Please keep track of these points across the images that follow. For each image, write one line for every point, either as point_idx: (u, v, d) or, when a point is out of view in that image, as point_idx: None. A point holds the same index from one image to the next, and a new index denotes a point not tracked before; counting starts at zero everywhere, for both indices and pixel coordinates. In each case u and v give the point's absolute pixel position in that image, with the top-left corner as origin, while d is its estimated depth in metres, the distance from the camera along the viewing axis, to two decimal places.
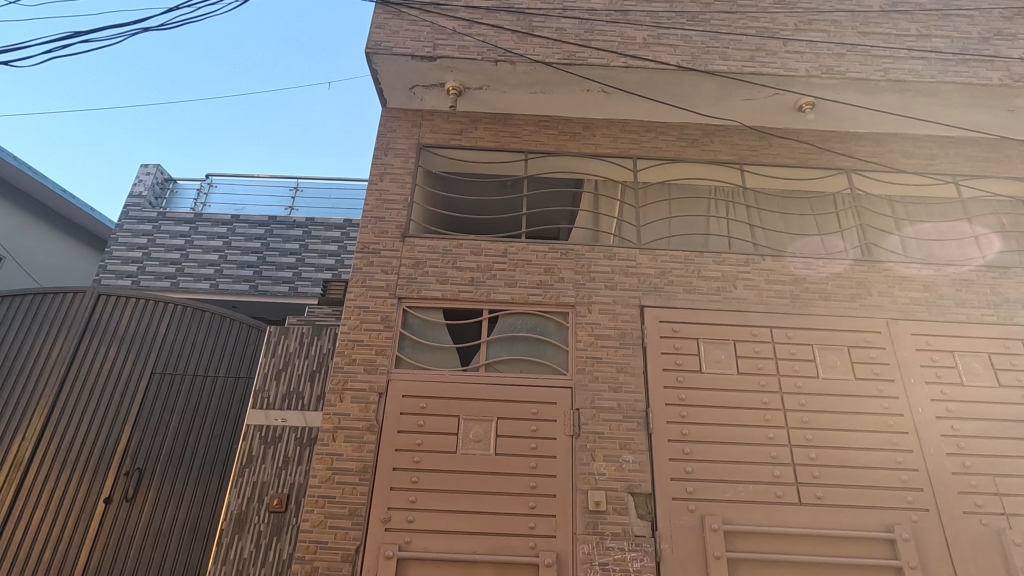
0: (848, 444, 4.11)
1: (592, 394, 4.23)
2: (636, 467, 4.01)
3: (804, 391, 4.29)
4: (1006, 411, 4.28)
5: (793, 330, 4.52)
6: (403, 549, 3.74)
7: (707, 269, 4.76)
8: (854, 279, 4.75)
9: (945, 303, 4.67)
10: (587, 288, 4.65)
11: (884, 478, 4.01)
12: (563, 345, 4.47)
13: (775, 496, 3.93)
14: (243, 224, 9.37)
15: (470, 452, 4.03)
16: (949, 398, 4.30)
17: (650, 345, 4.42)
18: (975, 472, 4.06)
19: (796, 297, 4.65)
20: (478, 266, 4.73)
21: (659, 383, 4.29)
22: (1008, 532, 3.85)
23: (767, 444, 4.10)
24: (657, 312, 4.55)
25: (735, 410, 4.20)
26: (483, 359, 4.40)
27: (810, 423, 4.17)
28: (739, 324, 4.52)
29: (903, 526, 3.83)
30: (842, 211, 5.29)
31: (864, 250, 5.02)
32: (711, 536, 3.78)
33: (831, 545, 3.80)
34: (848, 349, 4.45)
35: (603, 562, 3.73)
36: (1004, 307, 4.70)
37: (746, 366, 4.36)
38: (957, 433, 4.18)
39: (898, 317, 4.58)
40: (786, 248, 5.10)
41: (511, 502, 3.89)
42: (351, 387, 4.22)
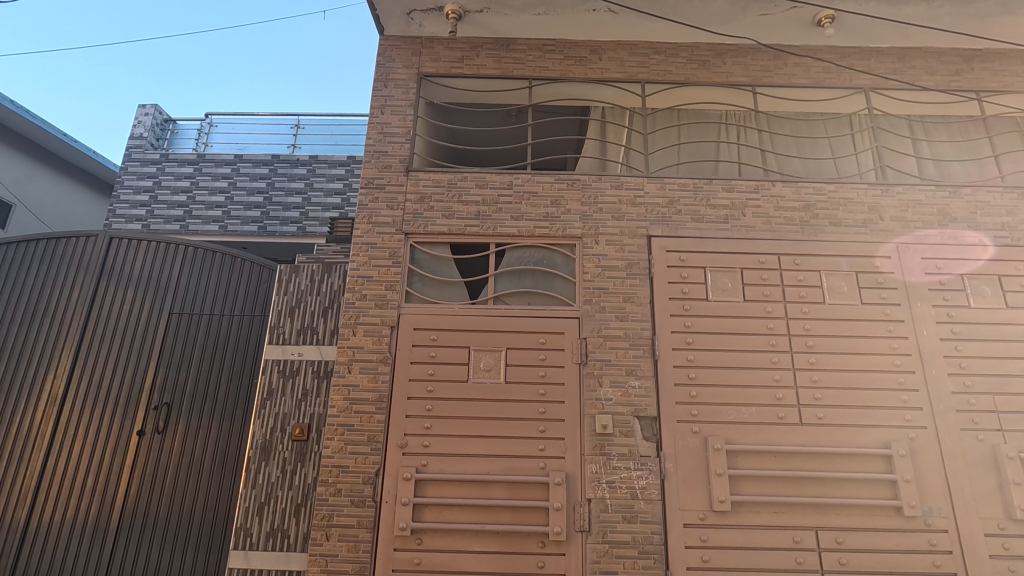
0: (851, 366, 4.19)
1: (599, 324, 4.30)
2: (642, 391, 4.13)
3: (809, 316, 4.32)
4: (1011, 332, 4.30)
5: (801, 256, 4.49)
6: (420, 471, 3.96)
7: (717, 196, 4.69)
8: (865, 204, 4.66)
9: (957, 226, 4.60)
10: (594, 220, 4.61)
11: (884, 399, 4.10)
12: (571, 277, 4.49)
13: (777, 418, 4.06)
14: (246, 164, 9.28)
15: (481, 381, 4.17)
16: (955, 320, 4.32)
17: (658, 275, 4.43)
18: (976, 391, 4.14)
19: (806, 223, 4.60)
20: (484, 199, 4.69)
21: (664, 312, 4.33)
22: (1003, 447, 3.98)
23: (771, 368, 4.19)
24: (664, 242, 4.53)
25: (739, 336, 4.26)
26: (492, 293, 4.45)
27: (814, 346, 4.23)
28: (746, 252, 4.50)
29: (899, 443, 3.98)
30: (858, 132, 5.11)
31: (878, 172, 4.90)
32: (713, 455, 3.95)
33: (830, 461, 3.95)
34: (856, 275, 4.43)
35: (610, 480, 3.93)
36: (1018, 228, 4.61)
37: (752, 293, 4.38)
38: (960, 353, 4.23)
39: (908, 241, 4.53)
40: (798, 174, 4.98)
41: (522, 426, 4.05)
42: (364, 322, 4.32)
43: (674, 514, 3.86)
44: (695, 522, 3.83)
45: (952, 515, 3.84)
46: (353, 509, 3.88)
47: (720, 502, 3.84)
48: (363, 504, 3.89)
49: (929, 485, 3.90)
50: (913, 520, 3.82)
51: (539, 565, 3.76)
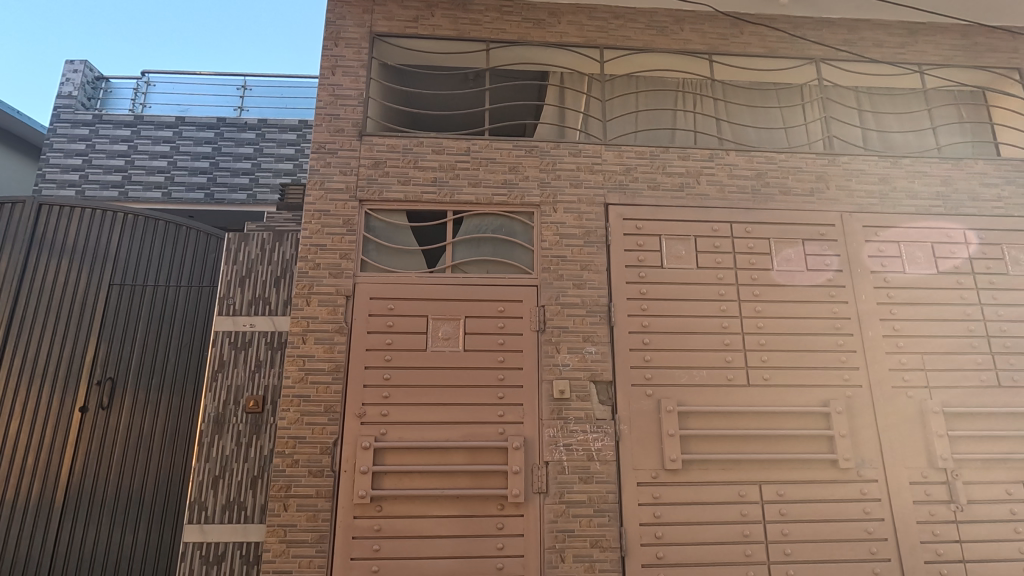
0: (795, 330, 4.37)
1: (557, 292, 4.33)
2: (599, 357, 4.22)
3: (758, 283, 4.47)
4: (941, 296, 4.57)
5: (752, 224, 4.61)
6: (379, 440, 3.95)
7: (672, 164, 4.73)
8: (813, 173, 4.81)
9: (897, 195, 4.81)
10: (552, 187, 4.59)
11: (825, 360, 4.32)
12: (529, 245, 4.49)
13: (726, 379, 4.22)
14: (189, 127, 8.76)
15: (439, 349, 4.16)
16: (891, 285, 4.55)
17: (614, 243, 4.48)
18: (907, 351, 4.41)
19: (757, 192, 4.71)
20: (440, 165, 4.59)
21: (620, 279, 4.40)
22: (929, 402, 4.27)
23: (721, 332, 4.33)
24: (621, 209, 4.57)
25: (692, 303, 4.38)
26: (449, 261, 4.41)
27: (762, 312, 4.40)
28: (700, 221, 4.59)
29: (837, 400, 4.22)
30: (809, 103, 5.23)
31: (826, 143, 5.04)
32: (666, 416, 4.09)
33: (775, 420, 4.16)
34: (803, 242, 4.60)
35: (567, 443, 4.03)
36: (951, 198, 4.85)
37: (705, 261, 4.49)
38: (895, 316, 4.47)
39: (852, 210, 4.72)
40: (751, 143, 5.07)
41: (481, 393, 4.09)
42: (318, 291, 4.21)
43: (629, 473, 4.00)
44: (647, 480, 3.99)
45: (882, 466, 4.13)
46: (311, 479, 3.86)
47: (672, 461, 4.00)
48: (321, 474, 3.87)
49: (863, 439, 4.17)
50: (847, 471, 4.09)
51: (497, 527, 3.85)
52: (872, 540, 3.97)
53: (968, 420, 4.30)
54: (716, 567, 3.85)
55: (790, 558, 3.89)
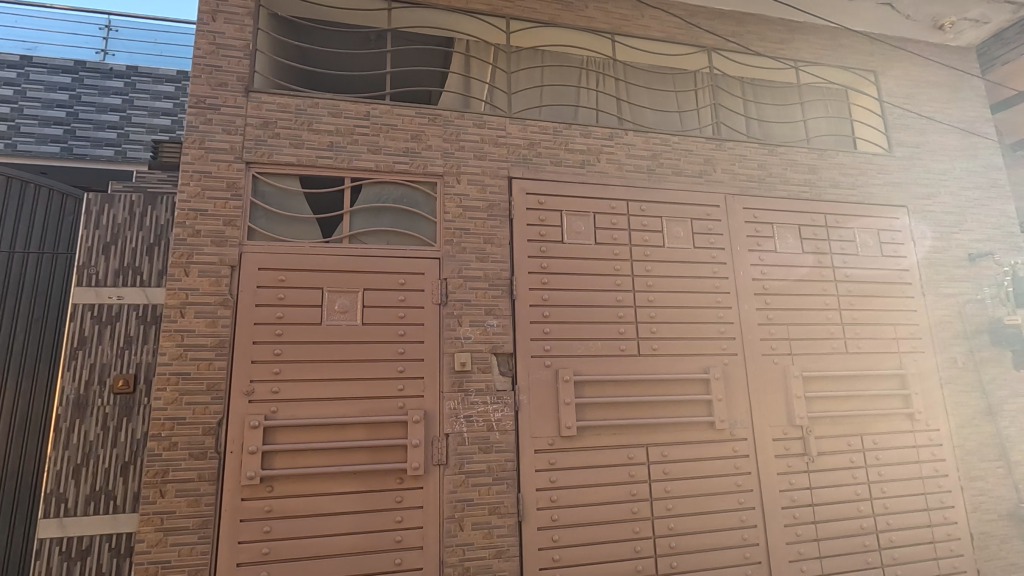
0: (682, 304, 4.68)
1: (459, 265, 4.30)
2: (500, 330, 4.26)
3: (650, 259, 4.72)
4: (805, 273, 5.09)
5: (646, 203, 4.84)
6: (269, 418, 3.75)
7: (574, 141, 4.82)
8: (702, 156, 5.12)
9: (772, 180, 5.25)
10: (456, 158, 4.51)
11: (707, 332, 4.68)
12: (431, 217, 4.40)
13: (619, 350, 4.45)
14: (38, 69, 7.54)
15: (335, 323, 4.00)
16: (764, 263, 5.00)
17: (517, 217, 4.51)
18: (775, 323, 4.89)
19: (652, 172, 4.94)
20: (337, 129, 4.33)
21: (522, 253, 4.45)
22: (791, 368, 4.79)
23: (616, 306, 4.54)
24: (525, 184, 4.59)
25: (590, 277, 4.54)
26: (347, 231, 4.21)
27: (653, 286, 4.66)
28: (599, 198, 4.74)
29: (716, 367, 4.60)
30: (701, 89, 5.52)
31: (714, 128, 5.38)
32: (563, 386, 4.25)
33: (662, 386, 4.47)
34: (691, 221, 4.90)
35: (467, 415, 4.06)
36: (817, 185, 5.39)
37: (603, 237, 4.65)
38: (766, 291, 4.93)
39: (734, 192, 5.09)
40: (649, 124, 5.28)
41: (380, 367, 3.99)
42: (197, 261, 3.85)
43: (527, 442, 4.13)
44: (544, 448, 4.14)
45: (751, 425, 4.58)
46: (193, 462, 3.58)
47: (567, 428, 4.18)
48: (204, 456, 3.61)
49: (736, 401, 4.60)
50: (722, 431, 4.50)
51: (396, 500, 3.83)
52: (740, 492, 4.43)
53: (821, 382, 4.88)
54: (606, 525, 4.10)
55: (671, 513, 4.24)
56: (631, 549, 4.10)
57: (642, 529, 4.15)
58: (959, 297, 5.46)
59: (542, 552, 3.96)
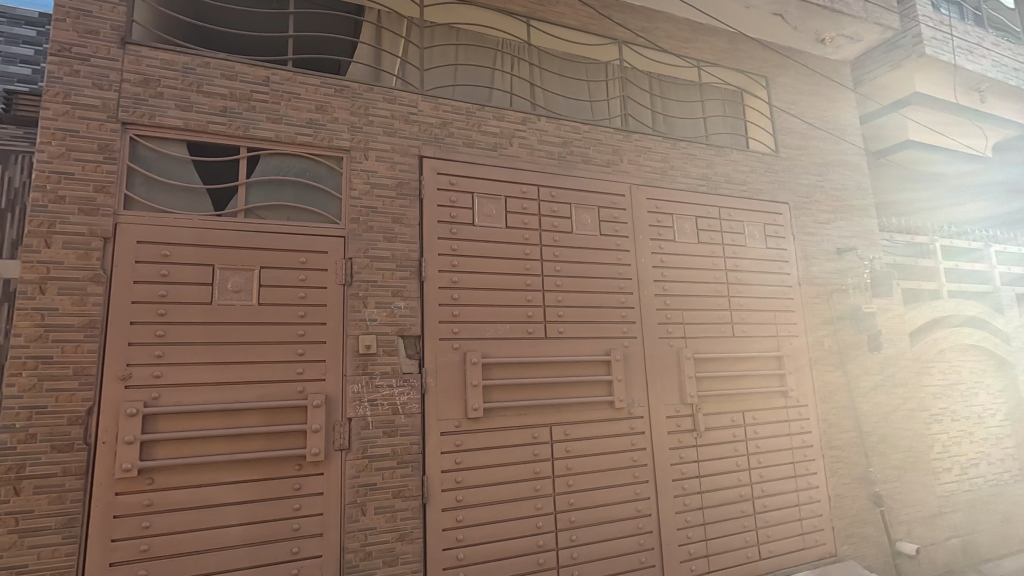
0: (588, 288, 4.84)
1: (366, 244, 4.15)
2: (407, 312, 4.18)
3: (559, 244, 4.82)
4: (699, 262, 5.44)
5: (557, 189, 4.93)
6: (150, 405, 3.44)
7: (487, 123, 4.79)
8: (611, 146, 5.29)
9: (674, 173, 5.54)
10: (363, 133, 4.33)
11: (610, 315, 4.88)
12: (336, 193, 4.21)
13: (526, 333, 4.53)
14: None
15: (228, 302, 3.73)
16: (664, 251, 5.29)
17: (428, 197, 4.42)
18: (672, 308, 5.20)
19: (563, 159, 5.03)
20: (232, 93, 3.99)
21: (432, 235, 4.38)
22: (684, 350, 5.13)
23: (524, 289, 4.61)
24: (436, 164, 4.51)
25: (500, 260, 4.56)
26: (242, 205, 3.92)
27: (561, 271, 4.77)
28: (510, 182, 4.76)
29: (616, 349, 4.83)
30: (611, 80, 5.68)
31: (623, 120, 5.57)
32: (470, 368, 4.26)
33: (566, 368, 4.61)
34: (598, 209, 5.06)
35: (372, 398, 3.96)
36: (713, 179, 5.75)
37: (514, 220, 4.69)
38: (665, 278, 5.22)
39: (639, 183, 5.31)
40: (561, 111, 5.37)
41: (278, 350, 3.79)
42: (61, 231, 3.41)
43: (433, 424, 4.11)
44: (450, 430, 4.14)
45: (647, 404, 4.86)
46: (55, 456, 3.20)
47: (474, 410, 4.21)
48: (69, 448, 3.23)
49: (634, 382, 4.85)
50: (620, 410, 4.74)
51: (295, 488, 3.67)
52: (636, 466, 4.71)
53: (710, 364, 5.26)
54: (510, 503, 4.20)
55: (571, 488, 4.42)
56: (533, 525, 4.23)
57: (544, 506, 4.30)
58: (828, 287, 6.09)
59: (446, 532, 3.97)
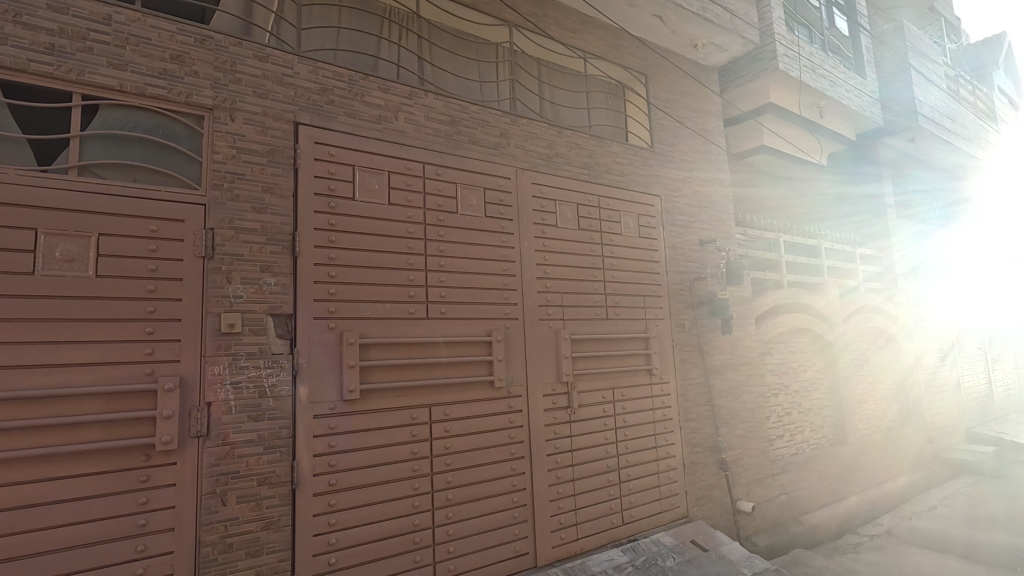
0: (472, 270, 4.86)
1: (230, 214, 3.80)
2: (278, 289, 3.91)
3: (443, 224, 4.77)
4: (579, 247, 5.69)
5: (443, 168, 4.86)
6: None
7: (371, 94, 4.58)
8: (498, 129, 5.31)
9: (558, 160, 5.71)
10: (230, 91, 3.93)
11: (492, 297, 4.95)
12: (195, 155, 3.81)
13: (408, 313, 4.44)
14: None
15: (56, 273, 3.22)
16: (547, 235, 5.45)
17: (304, 167, 4.14)
18: (552, 291, 5.39)
19: (450, 137, 4.97)
20: (62, 29, 3.41)
21: (308, 207, 4.12)
22: (562, 331, 5.36)
23: (407, 269, 4.51)
24: (313, 132, 4.23)
25: (381, 238, 4.42)
26: (75, 160, 3.42)
27: (445, 252, 4.73)
28: (395, 157, 4.60)
29: (498, 330, 4.92)
30: (501, 63, 5.69)
31: (511, 103, 5.61)
32: (347, 349, 4.10)
33: (448, 349, 4.61)
34: (484, 191, 5.08)
35: (235, 381, 3.67)
36: (594, 169, 6.02)
37: (397, 197, 4.55)
38: (546, 262, 5.40)
39: (525, 167, 5.41)
40: (450, 89, 5.28)
41: (121, 328, 3.36)
42: None
43: (305, 407, 3.91)
44: (324, 413, 3.97)
45: (525, 382, 5.03)
46: None
47: (350, 391, 4.06)
48: None
49: (514, 362, 4.99)
50: (500, 389, 4.86)
51: (141, 481, 3.30)
52: (512, 443, 4.86)
53: (586, 344, 5.56)
54: (386, 484, 4.13)
55: (449, 467, 4.45)
56: (410, 505, 4.20)
57: (421, 485, 4.28)
58: (691, 275, 6.68)
59: (317, 518, 3.81)
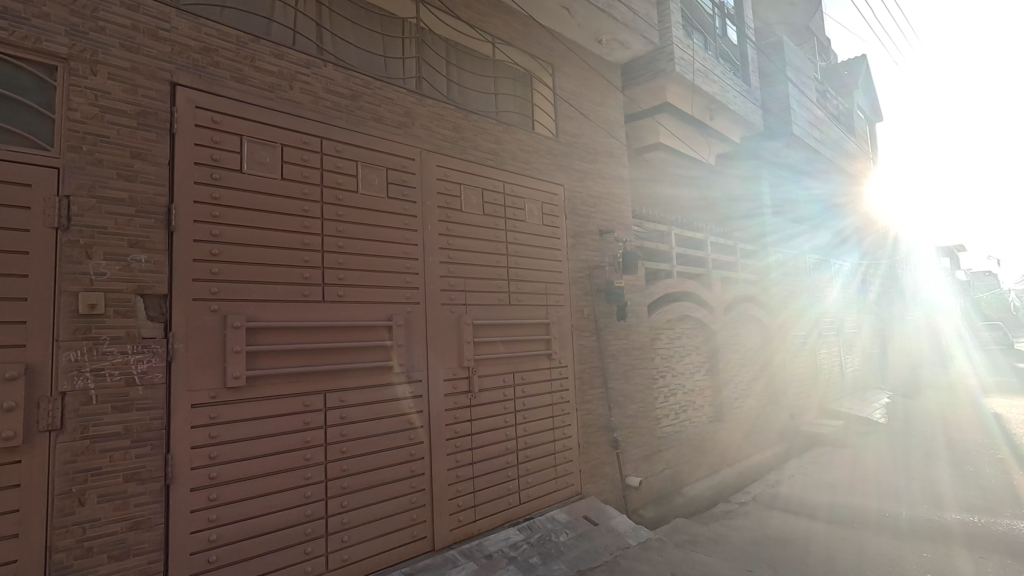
0: (372, 252, 4.70)
1: (91, 181, 3.37)
2: (150, 267, 3.54)
3: (342, 203, 4.56)
4: (483, 233, 5.70)
5: (342, 144, 4.64)
6: None
7: (262, 59, 4.25)
8: (403, 107, 5.15)
9: (464, 144, 5.65)
10: (89, 40, 3.46)
11: (393, 280, 4.83)
12: (46, 111, 3.35)
13: (301, 296, 4.21)
14: None
15: None
16: (451, 220, 5.40)
17: (182, 133, 3.76)
18: (456, 276, 5.37)
19: (350, 113, 4.74)
20: None
21: (186, 177, 3.75)
22: (464, 316, 5.36)
23: (301, 249, 4.25)
24: (194, 95, 3.85)
25: (272, 215, 4.12)
26: None
27: (343, 232, 4.53)
28: (289, 128, 4.31)
29: (399, 315, 4.82)
30: (407, 39, 5.51)
31: (416, 82, 5.46)
32: (231, 333, 3.81)
33: (345, 333, 4.45)
34: (387, 171, 4.92)
35: (96, 368, 3.28)
36: (500, 155, 6.04)
37: (291, 172, 4.28)
38: (450, 247, 5.35)
39: (429, 149, 5.31)
40: (351, 61, 5.03)
41: None
42: None
43: (181, 396, 3.59)
44: (204, 401, 3.67)
45: (426, 367, 4.99)
46: None
47: (234, 378, 3.79)
48: None
49: (414, 346, 4.93)
50: (400, 374, 4.78)
51: None
52: (412, 429, 4.80)
53: (488, 329, 5.61)
54: (275, 476, 3.92)
55: (344, 455, 4.31)
56: (301, 495, 4.03)
57: (314, 475, 4.11)
58: (590, 263, 6.94)
59: (195, 514, 3.54)
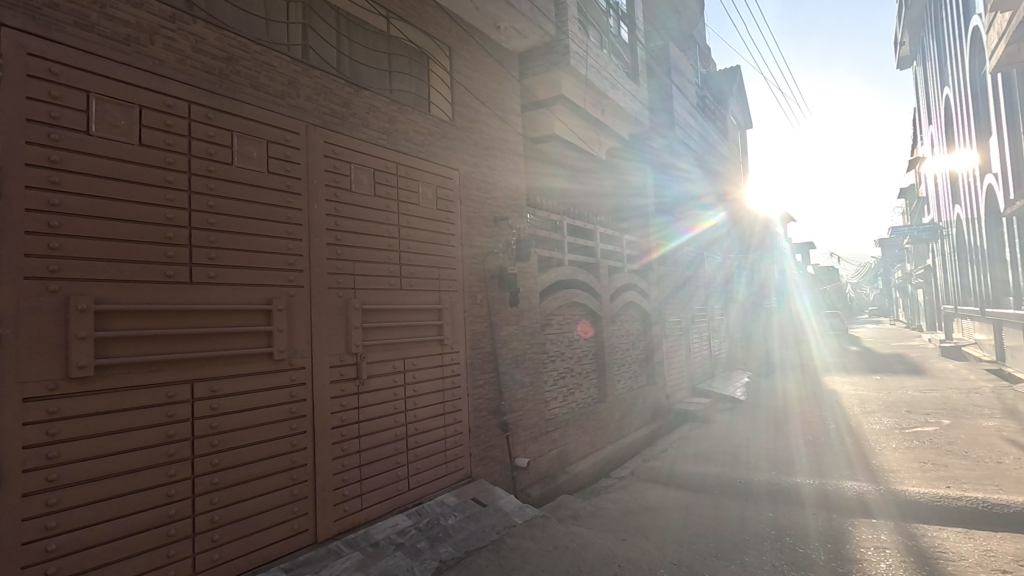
0: (250, 231, 4.36)
1: None
2: None
3: (214, 175, 4.17)
4: (374, 215, 5.51)
5: (214, 111, 4.23)
6: None
7: (116, 7, 3.74)
8: (285, 76, 4.81)
9: (353, 121, 5.41)
10: None
11: (273, 262, 4.52)
12: None
13: (164, 277, 3.79)
14: None
15: None
16: (339, 200, 5.16)
17: (9, 84, 3.22)
18: (343, 259, 5.15)
19: (224, 77, 4.34)
20: None
21: (15, 136, 3.22)
22: (352, 301, 5.16)
23: (164, 224, 3.83)
24: (25, 40, 3.31)
25: (128, 185, 3.67)
26: None
27: (215, 208, 4.15)
28: (149, 89, 3.86)
29: (279, 299, 4.53)
30: (291, 4, 5.14)
31: (301, 51, 5.12)
32: (76, 317, 3.36)
33: (216, 317, 4.09)
34: (266, 144, 4.59)
35: None
36: (393, 134, 5.85)
37: (151, 138, 3.83)
38: (338, 228, 5.12)
39: (315, 123, 5.01)
40: (226, 20, 4.59)
41: None
42: None
43: (8, 390, 3.10)
44: (40, 395, 3.21)
45: (309, 353, 4.76)
46: None
47: (80, 368, 3.35)
48: None
49: (296, 332, 4.68)
50: (279, 361, 4.51)
51: None
52: (293, 418, 4.57)
53: (377, 314, 5.46)
54: (130, 475, 3.53)
55: (215, 449, 3.99)
56: (162, 495, 3.67)
57: (178, 472, 3.76)
58: (484, 250, 6.99)
59: (27, 523, 3.10)
